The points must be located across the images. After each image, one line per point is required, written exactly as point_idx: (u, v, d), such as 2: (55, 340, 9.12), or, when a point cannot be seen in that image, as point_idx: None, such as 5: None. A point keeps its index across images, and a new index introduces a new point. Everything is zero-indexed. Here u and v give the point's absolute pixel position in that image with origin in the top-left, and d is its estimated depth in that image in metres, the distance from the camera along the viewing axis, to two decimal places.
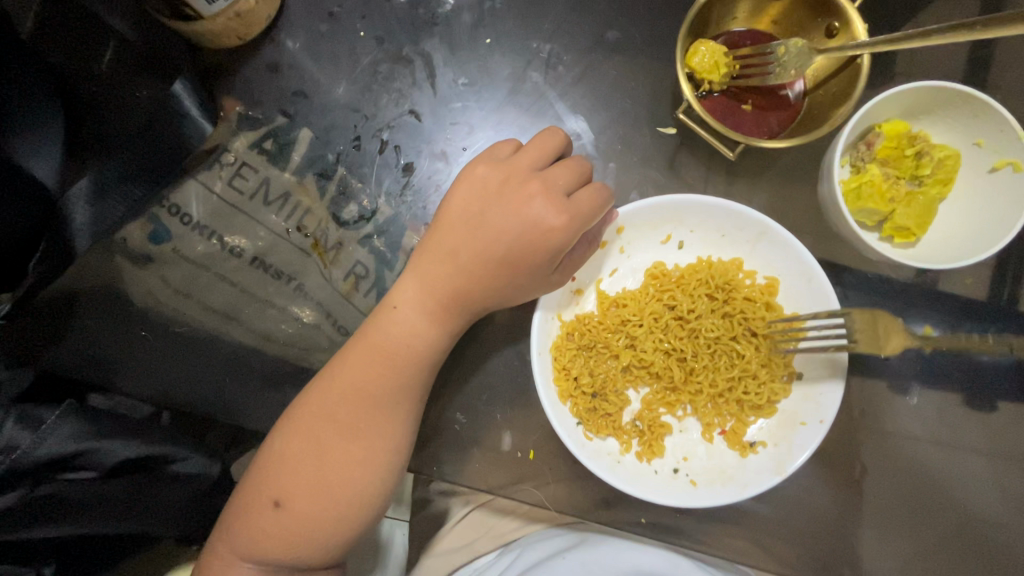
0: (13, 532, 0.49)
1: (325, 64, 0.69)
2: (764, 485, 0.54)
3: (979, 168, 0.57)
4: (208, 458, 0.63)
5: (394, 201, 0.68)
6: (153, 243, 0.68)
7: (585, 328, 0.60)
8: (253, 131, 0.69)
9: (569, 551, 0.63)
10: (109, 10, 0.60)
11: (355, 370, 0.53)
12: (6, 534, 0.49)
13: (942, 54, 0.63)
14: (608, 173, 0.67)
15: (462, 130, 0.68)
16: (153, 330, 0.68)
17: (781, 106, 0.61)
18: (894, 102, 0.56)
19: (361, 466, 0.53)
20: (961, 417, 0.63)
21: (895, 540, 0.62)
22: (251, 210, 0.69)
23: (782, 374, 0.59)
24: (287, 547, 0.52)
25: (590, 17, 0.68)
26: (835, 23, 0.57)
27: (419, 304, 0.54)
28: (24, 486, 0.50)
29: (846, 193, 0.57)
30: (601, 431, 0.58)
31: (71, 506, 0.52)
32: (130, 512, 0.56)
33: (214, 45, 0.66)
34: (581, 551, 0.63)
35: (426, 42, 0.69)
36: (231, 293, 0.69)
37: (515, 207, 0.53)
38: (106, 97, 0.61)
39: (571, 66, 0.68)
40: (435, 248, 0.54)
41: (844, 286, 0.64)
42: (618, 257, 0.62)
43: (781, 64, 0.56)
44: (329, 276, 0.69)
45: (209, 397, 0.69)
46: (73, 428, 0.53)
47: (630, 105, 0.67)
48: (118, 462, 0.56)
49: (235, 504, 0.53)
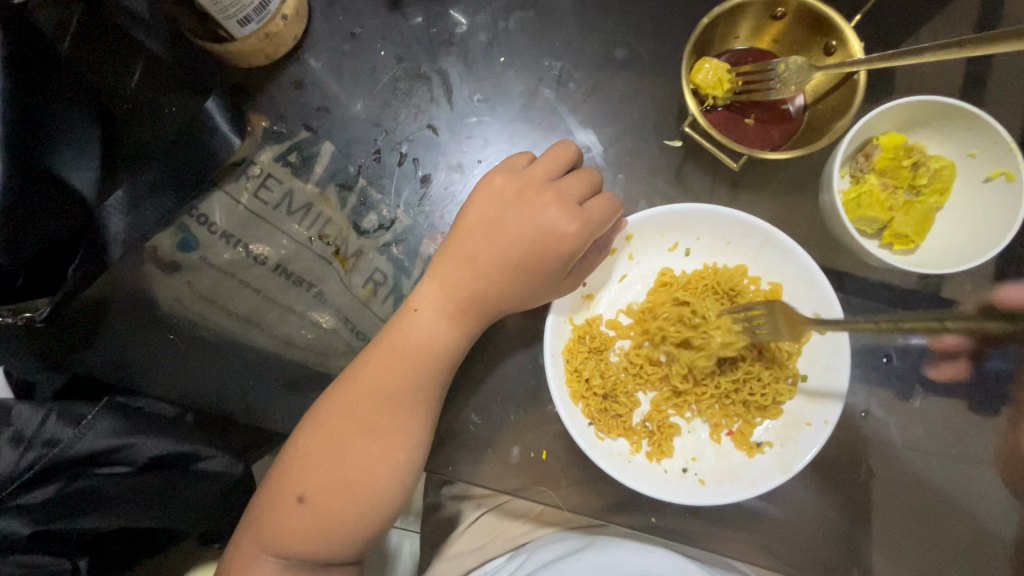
0: (51, 522, 0.54)
1: (347, 81, 0.73)
2: (772, 483, 0.56)
3: (974, 177, 0.59)
4: (232, 457, 0.65)
5: (412, 211, 0.71)
6: (181, 251, 0.71)
7: (596, 331, 0.62)
8: (278, 143, 0.72)
9: (577, 552, 0.64)
10: (148, 34, 0.68)
11: (377, 371, 0.56)
12: (45, 524, 0.54)
13: (937, 70, 0.66)
14: (617, 184, 0.70)
15: (477, 143, 0.71)
16: (180, 333, 0.71)
17: (782, 121, 0.64)
18: (891, 114, 0.59)
19: (382, 463, 0.55)
20: (966, 422, 0.64)
21: (900, 544, 0.64)
22: (275, 219, 0.72)
23: (787, 375, 0.61)
24: (309, 541, 0.54)
25: (600, 35, 0.71)
26: (833, 41, 0.60)
27: (439, 308, 0.57)
28: (61, 479, 0.56)
29: (846, 203, 0.60)
30: (612, 431, 0.60)
31: (105, 498, 0.58)
32: (157, 507, 0.60)
33: (243, 63, 0.69)
34: (590, 553, 0.64)
35: (443, 60, 0.72)
36: (254, 298, 0.72)
37: (531, 215, 0.56)
38: (138, 113, 0.69)
39: (581, 82, 0.71)
40: (455, 254, 0.57)
41: (847, 292, 0.66)
42: (628, 263, 0.65)
43: (783, 80, 0.59)
44: (348, 283, 0.72)
45: (232, 399, 0.71)
46: (109, 425, 0.58)
47: (638, 118, 0.70)
48: (149, 457, 0.60)
49: (260, 498, 0.56)
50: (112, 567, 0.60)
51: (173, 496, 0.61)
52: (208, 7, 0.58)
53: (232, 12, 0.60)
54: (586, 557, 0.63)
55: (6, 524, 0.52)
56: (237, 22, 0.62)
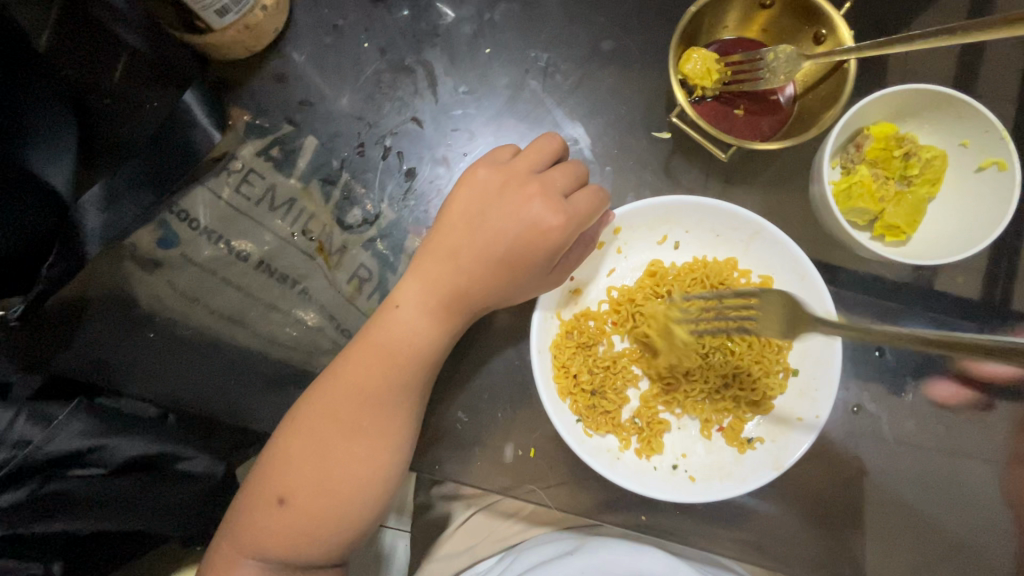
0: (23, 524, 0.53)
1: (329, 74, 0.71)
2: (763, 479, 0.55)
3: (966, 167, 0.58)
4: (212, 458, 0.64)
5: (397, 205, 0.70)
6: (161, 248, 0.69)
7: (584, 326, 0.61)
8: (260, 138, 0.71)
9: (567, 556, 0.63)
10: (121, 23, 0.66)
11: (358, 368, 0.54)
12: (17, 526, 0.53)
13: (929, 59, 0.65)
14: (605, 177, 0.68)
15: (462, 136, 0.70)
16: (161, 332, 0.69)
17: (772, 111, 0.63)
18: (882, 103, 0.57)
19: (366, 462, 0.54)
20: (960, 417, 0.64)
21: (895, 543, 0.63)
22: (257, 215, 0.70)
23: (779, 369, 0.60)
24: (290, 543, 0.52)
25: (587, 27, 0.70)
26: (823, 30, 0.59)
27: (422, 303, 0.55)
28: (33, 481, 0.56)
29: (837, 194, 0.59)
30: (601, 428, 0.59)
31: (78, 500, 0.56)
32: (134, 508, 0.58)
33: (223, 56, 0.68)
34: (579, 558, 0.63)
35: (428, 52, 0.71)
36: (236, 296, 0.70)
37: (515, 209, 0.54)
38: (116, 108, 0.68)
39: (568, 74, 0.70)
40: (438, 248, 0.56)
41: (838, 285, 0.65)
42: (616, 257, 0.64)
43: (771, 69, 0.57)
44: (333, 280, 0.70)
45: (214, 397, 0.69)
46: (81, 423, 0.59)
47: (626, 110, 0.69)
48: (123, 458, 0.60)
49: (241, 499, 0.54)
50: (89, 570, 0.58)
51: (148, 498, 0.59)
52: None
53: (209, 3, 0.58)
54: (575, 561, 0.62)
55: None
56: (214, 13, 0.61)
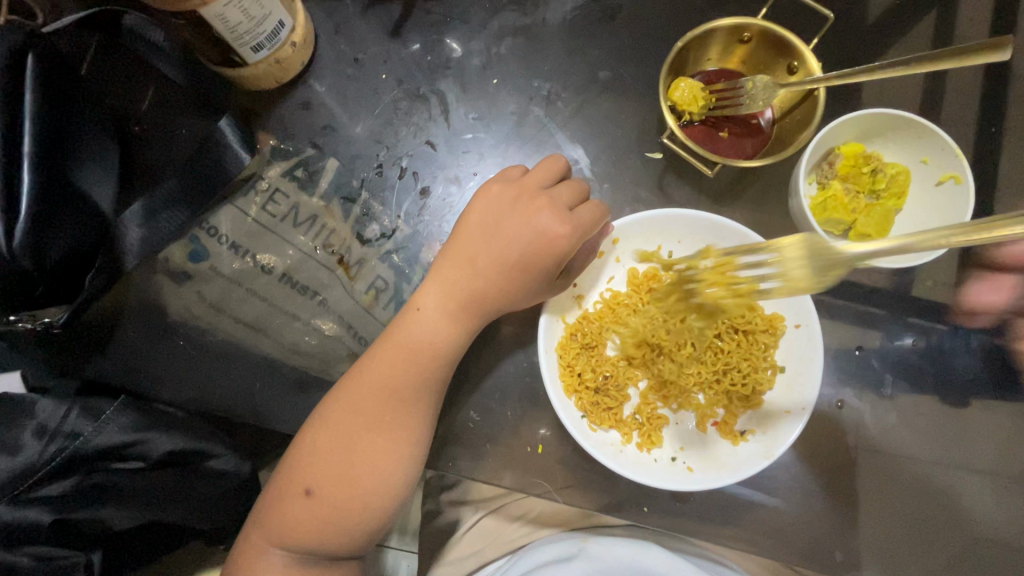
0: (75, 509, 0.61)
1: (349, 103, 0.78)
2: (754, 468, 0.59)
3: (927, 182, 0.65)
4: (239, 459, 0.71)
5: (412, 220, 0.76)
6: (192, 262, 0.73)
7: (587, 328, 0.67)
8: (286, 160, 0.77)
9: (573, 559, 0.67)
10: (163, 60, 0.73)
11: (383, 367, 0.59)
12: (70, 511, 0.60)
13: (897, 86, 0.72)
14: (603, 193, 0.75)
15: (472, 157, 0.77)
16: (189, 340, 0.73)
17: (753, 133, 0.69)
18: (852, 125, 0.64)
19: (387, 457, 0.58)
20: (935, 412, 0.70)
21: (880, 530, 0.68)
22: (281, 231, 0.75)
23: (768, 368, 0.65)
24: (314, 532, 0.56)
25: (585, 59, 0.77)
26: (795, 62, 0.66)
27: (439, 306, 0.60)
28: (79, 473, 0.62)
29: (814, 208, 0.65)
30: (604, 423, 0.64)
31: (120, 490, 0.64)
32: (170, 501, 0.66)
33: (255, 87, 0.75)
34: (584, 560, 0.66)
35: (441, 82, 0.78)
36: (260, 306, 0.74)
37: (526, 219, 0.60)
38: (150, 133, 0.73)
39: (568, 102, 0.77)
40: (455, 256, 0.61)
41: (821, 291, 0.71)
42: (615, 265, 0.69)
43: (750, 96, 0.65)
44: (351, 290, 0.75)
45: (240, 402, 0.73)
46: (126, 419, 0.64)
47: (621, 133, 0.76)
48: (160, 454, 0.66)
49: (271, 492, 0.58)
50: (128, 554, 0.68)
51: (184, 492, 0.67)
52: (225, 37, 0.63)
53: (247, 40, 0.65)
54: (582, 565, 0.66)
55: (28, 512, 0.58)
56: (249, 48, 0.67)
